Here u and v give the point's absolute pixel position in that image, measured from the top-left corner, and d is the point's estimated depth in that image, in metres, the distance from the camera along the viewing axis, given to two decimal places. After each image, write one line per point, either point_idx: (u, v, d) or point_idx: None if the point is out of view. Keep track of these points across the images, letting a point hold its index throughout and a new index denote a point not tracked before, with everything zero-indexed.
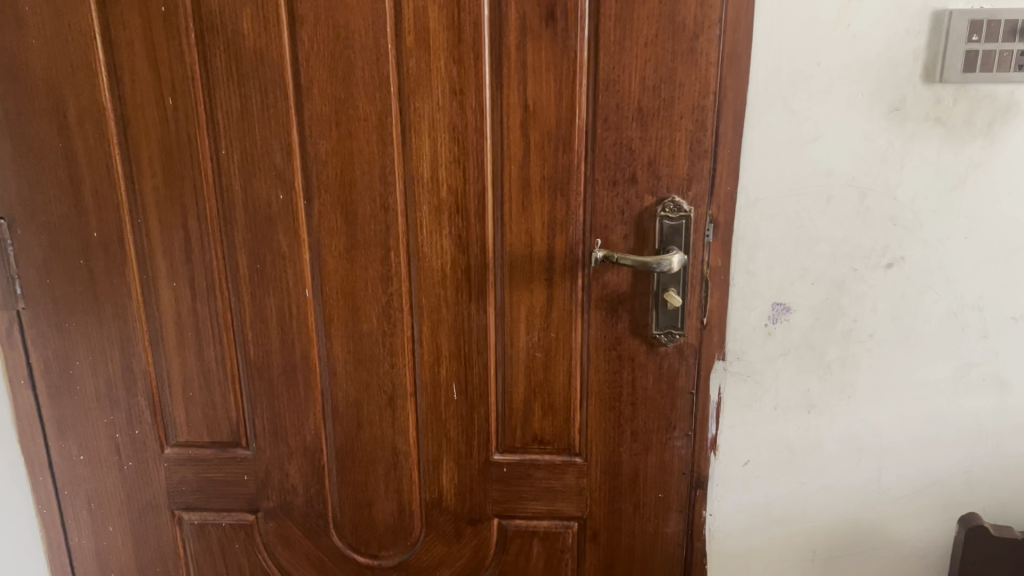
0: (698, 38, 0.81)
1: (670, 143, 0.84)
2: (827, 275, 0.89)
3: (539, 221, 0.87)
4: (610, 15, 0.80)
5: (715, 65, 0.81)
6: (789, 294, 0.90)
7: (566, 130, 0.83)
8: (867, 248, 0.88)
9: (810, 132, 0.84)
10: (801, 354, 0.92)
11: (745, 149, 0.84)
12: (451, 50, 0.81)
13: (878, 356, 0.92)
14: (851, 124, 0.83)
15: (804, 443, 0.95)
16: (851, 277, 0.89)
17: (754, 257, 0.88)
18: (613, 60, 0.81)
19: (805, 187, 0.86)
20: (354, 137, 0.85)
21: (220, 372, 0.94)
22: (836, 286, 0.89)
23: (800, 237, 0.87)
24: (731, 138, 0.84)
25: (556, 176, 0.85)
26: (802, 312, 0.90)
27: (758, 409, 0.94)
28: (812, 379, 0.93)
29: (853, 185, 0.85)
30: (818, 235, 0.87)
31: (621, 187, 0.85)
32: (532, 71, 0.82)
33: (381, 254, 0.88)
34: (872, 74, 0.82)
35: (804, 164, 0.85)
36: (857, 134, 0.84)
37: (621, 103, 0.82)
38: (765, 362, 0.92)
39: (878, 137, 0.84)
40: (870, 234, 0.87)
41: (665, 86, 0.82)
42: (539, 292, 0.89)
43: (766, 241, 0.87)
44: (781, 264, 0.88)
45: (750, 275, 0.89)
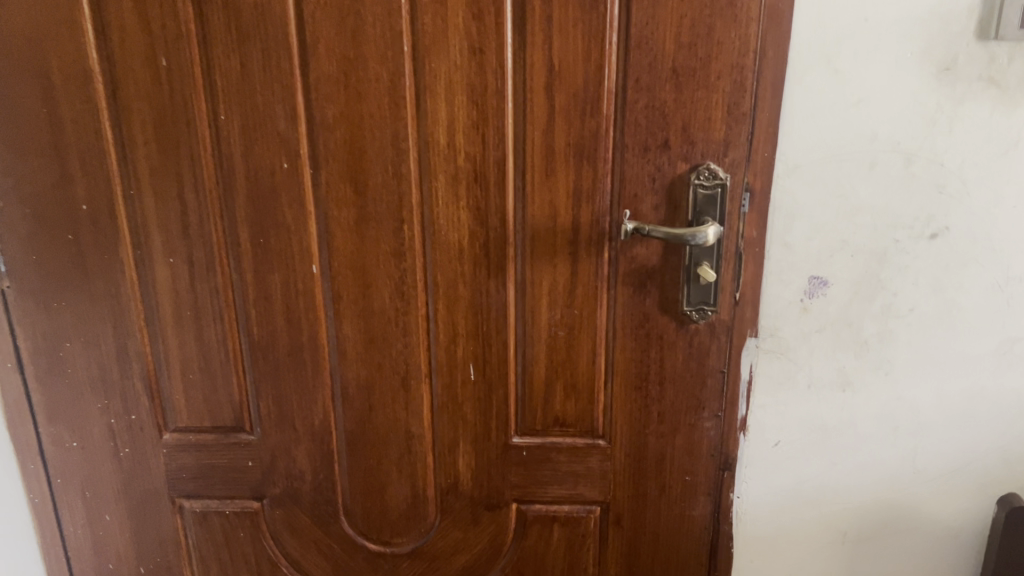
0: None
1: (706, 105, 0.77)
2: (867, 247, 0.84)
3: (564, 191, 0.81)
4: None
5: (757, 19, 0.75)
6: (827, 267, 0.84)
7: (594, 92, 0.77)
8: (911, 217, 0.82)
9: (854, 93, 0.78)
10: (838, 329, 0.87)
11: (786, 111, 0.78)
12: (470, 4, 0.75)
13: (918, 331, 0.87)
14: (899, 85, 0.78)
15: (838, 422, 0.91)
16: (893, 248, 0.84)
17: (792, 228, 0.83)
18: (646, 16, 0.74)
19: (847, 153, 0.80)
20: (364, 101, 0.78)
21: (221, 353, 0.88)
22: (878, 258, 0.84)
23: (841, 206, 0.82)
24: (771, 100, 0.78)
25: (582, 142, 0.79)
26: (840, 285, 0.85)
27: (791, 387, 0.89)
28: (849, 356, 0.88)
29: (899, 150, 0.80)
30: (860, 205, 0.82)
31: (653, 154, 0.79)
32: (558, 27, 0.75)
33: (394, 227, 0.82)
34: (923, 30, 0.76)
35: (848, 128, 0.79)
36: (904, 96, 0.78)
37: (654, 62, 0.76)
38: (799, 339, 0.87)
39: (927, 99, 0.78)
40: (914, 202, 0.82)
41: (701, 43, 0.75)
42: (562, 266, 0.84)
43: (805, 211, 0.82)
44: (820, 235, 0.83)
45: (786, 247, 0.84)
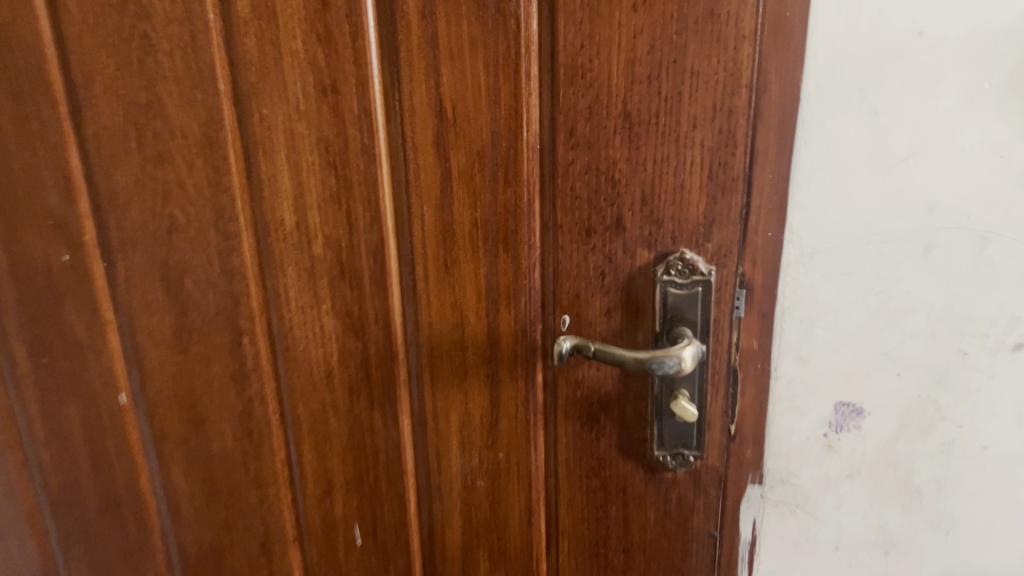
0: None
1: (678, 168, 0.51)
2: (920, 361, 0.57)
3: (472, 291, 0.55)
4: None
5: (752, 38, 0.48)
6: (862, 390, 0.58)
7: (508, 151, 0.51)
8: (985, 321, 0.55)
9: (901, 144, 0.52)
10: (878, 474, 0.60)
11: (798, 171, 0.53)
12: (311, 22, 0.49)
13: (996, 479, 0.59)
14: (974, 132, 0.51)
15: None
16: (959, 364, 0.57)
17: (809, 337, 0.57)
18: (579, 35, 0.48)
19: (891, 231, 0.54)
20: (171, 167, 0.53)
21: (13, 506, 0.65)
22: (936, 377, 0.57)
23: (881, 306, 0.56)
24: (774, 156, 0.51)
25: (494, 223, 0.53)
26: (881, 416, 0.59)
27: (811, 548, 0.63)
28: (893, 509, 0.61)
29: (969, 225, 0.53)
30: (911, 304, 0.56)
31: (601, 237, 0.53)
32: (446, 54, 0.49)
33: (230, 342, 0.57)
34: (1013, 47, 0.49)
35: (892, 195, 0.53)
36: (978, 146, 0.51)
37: (596, 105, 0.50)
38: (822, 486, 0.61)
39: (1012, 150, 0.51)
40: (990, 301, 0.55)
41: (668, 74, 0.49)
42: (476, 397, 0.57)
43: (828, 312, 0.56)
44: (851, 346, 0.57)
45: (801, 362, 0.58)
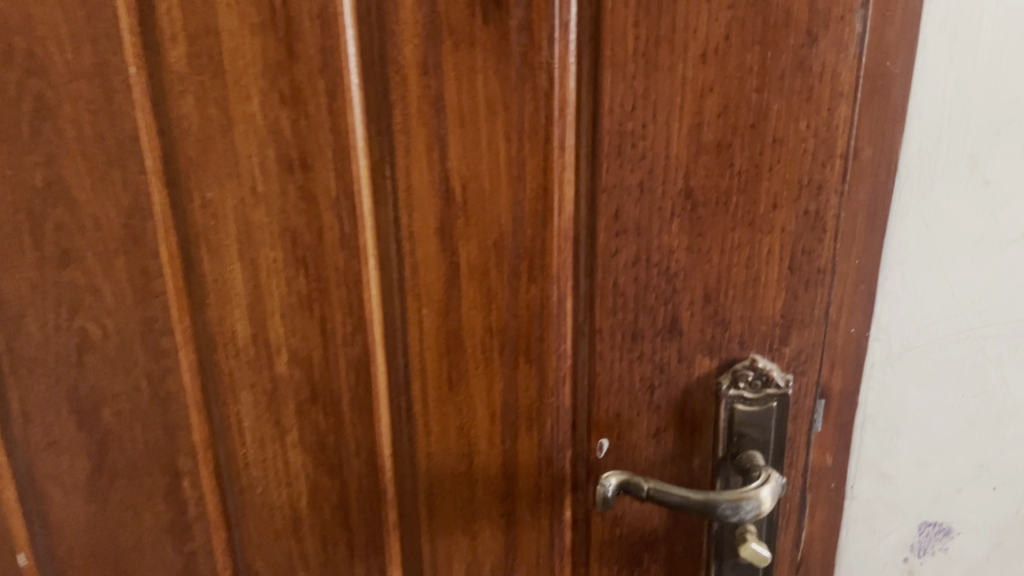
0: (819, 37, 0.36)
1: (751, 257, 0.40)
2: (1020, 471, 0.48)
3: (484, 413, 0.42)
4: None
5: (852, 96, 0.37)
6: (952, 506, 0.48)
7: (534, 240, 0.39)
8: None
9: (1016, 222, 0.42)
10: None
11: (890, 255, 0.42)
12: (270, 78, 0.36)
13: None
14: None
15: None
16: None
17: (895, 451, 0.47)
18: (629, 94, 0.37)
19: (997, 323, 0.44)
20: (82, 267, 0.41)
21: None
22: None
23: (980, 410, 0.46)
24: (863, 238, 0.41)
25: (514, 330, 0.41)
26: (970, 533, 0.49)
27: None
28: None
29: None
30: (1014, 407, 0.46)
31: (651, 342, 0.42)
32: (455, 119, 0.37)
33: (167, 484, 0.45)
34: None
35: (1001, 282, 0.43)
36: None
37: (649, 181, 0.38)
38: None
39: None
40: None
41: (745, 141, 0.38)
42: (487, 541, 0.45)
43: (918, 421, 0.46)
44: (941, 458, 0.47)
45: (884, 479, 0.47)
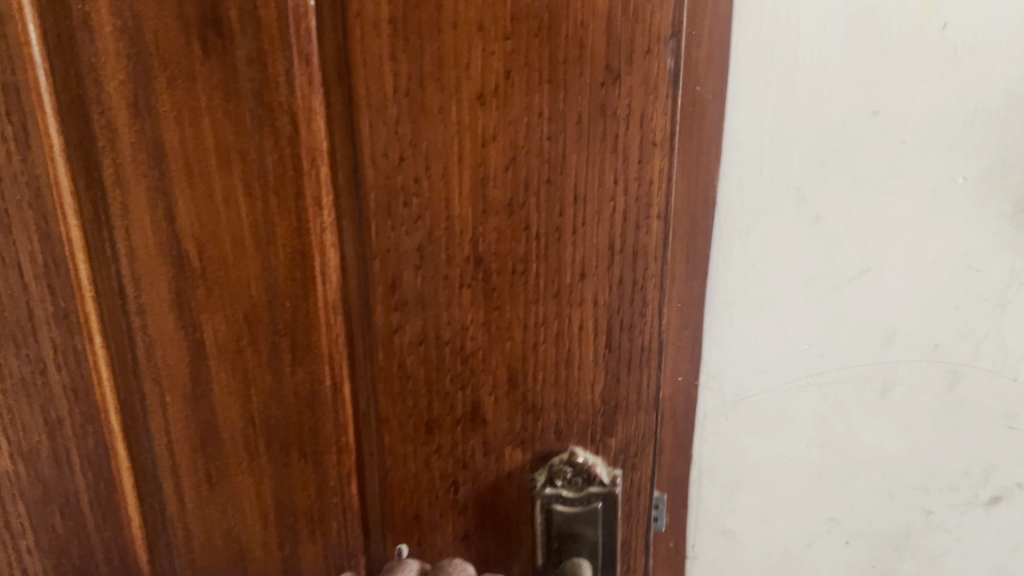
0: (621, 73, 0.29)
1: (559, 336, 0.32)
2: (876, 533, 0.41)
3: (253, 515, 0.35)
4: (379, 16, 0.28)
5: (667, 145, 0.30)
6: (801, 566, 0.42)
7: (295, 311, 0.32)
8: (959, 480, 0.40)
9: (850, 257, 0.36)
10: None
11: (714, 295, 0.37)
12: None
13: None
14: (944, 242, 0.36)
15: None
16: (921, 526, 0.41)
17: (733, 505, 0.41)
18: (385, 136, 0.30)
19: (838, 370, 0.38)
20: None
21: None
22: (895, 549, 0.42)
23: (826, 465, 0.40)
24: (681, 279, 0.36)
25: (283, 421, 0.34)
26: None
27: None
28: None
29: (935, 359, 0.38)
30: (864, 460, 0.40)
31: (448, 431, 0.34)
32: (180, 168, 0.30)
33: None
34: (997, 132, 0.34)
35: (837, 324, 0.37)
36: (951, 258, 0.36)
37: (424, 245, 0.31)
38: None
39: (992, 267, 0.36)
40: (964, 457, 0.40)
41: (540, 193, 0.30)
42: None
43: (755, 475, 0.40)
44: (787, 513, 0.41)
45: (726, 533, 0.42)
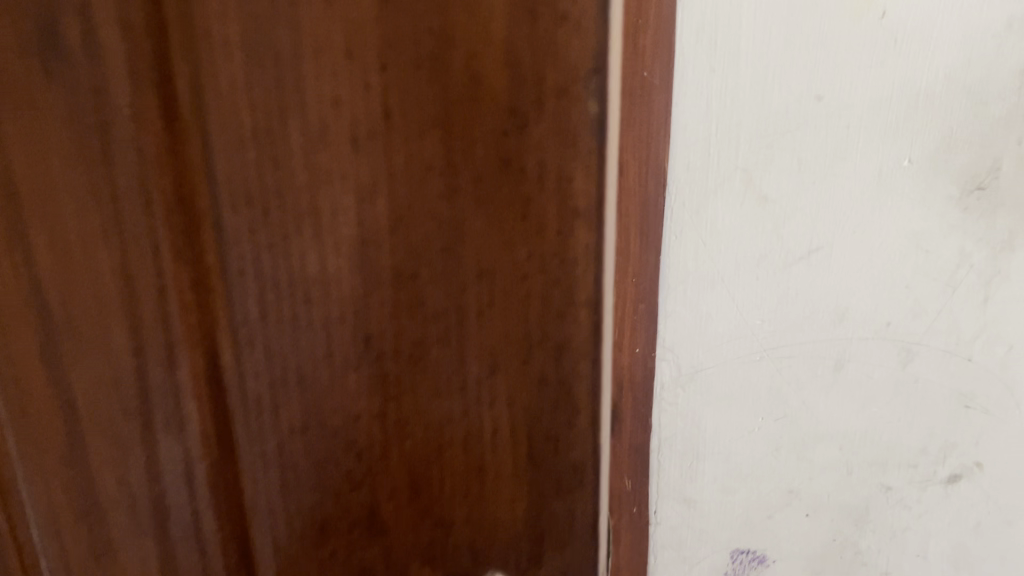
0: (532, 108, 0.55)
1: (451, 242, 0.56)
2: (729, 343, 0.61)
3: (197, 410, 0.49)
4: (231, 39, 0.44)
5: (570, 151, 0.57)
6: (687, 384, 0.61)
7: (196, 238, 0.47)
8: (778, 280, 0.59)
9: (691, 136, 0.55)
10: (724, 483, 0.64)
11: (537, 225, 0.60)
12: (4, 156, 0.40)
13: (819, 464, 0.63)
14: (745, 120, 0.55)
15: None
16: (757, 329, 0.60)
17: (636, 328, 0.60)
18: (315, 115, 0.48)
19: (692, 204, 0.57)
20: None
21: None
22: (747, 356, 0.61)
23: (691, 285, 0.59)
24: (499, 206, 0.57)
25: (198, 325, 0.48)
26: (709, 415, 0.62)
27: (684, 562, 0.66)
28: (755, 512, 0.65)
29: (751, 193, 0.57)
30: (715, 268, 0.58)
31: (513, 301, 0.58)
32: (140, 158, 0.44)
33: None
34: (770, 48, 0.53)
35: (688, 173, 0.56)
36: (751, 129, 0.55)
37: (311, 189, 0.49)
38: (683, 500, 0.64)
39: (775, 130, 0.55)
40: (777, 264, 0.59)
41: (481, 165, 0.55)
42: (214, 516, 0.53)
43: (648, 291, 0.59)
44: (673, 323, 0.60)
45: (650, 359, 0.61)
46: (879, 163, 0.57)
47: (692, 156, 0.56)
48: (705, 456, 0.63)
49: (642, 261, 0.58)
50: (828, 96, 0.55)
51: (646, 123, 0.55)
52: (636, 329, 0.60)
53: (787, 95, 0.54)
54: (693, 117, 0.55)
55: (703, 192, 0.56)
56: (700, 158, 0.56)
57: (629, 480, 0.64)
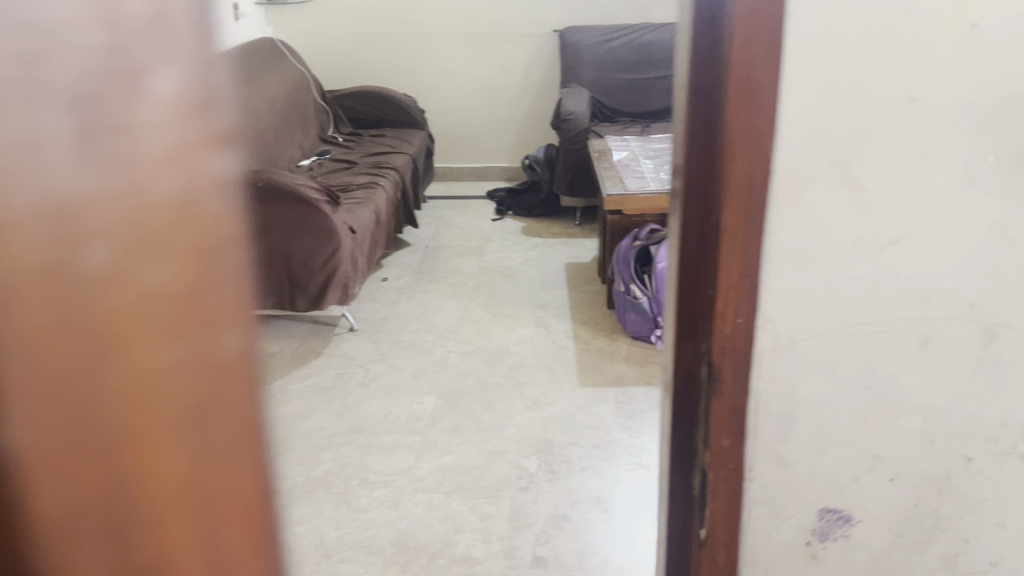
0: None
1: None
2: (822, 322, 0.64)
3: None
4: None
5: None
6: (782, 358, 0.65)
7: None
8: (867, 260, 0.62)
9: (797, 132, 0.58)
10: (818, 446, 0.68)
11: None
12: None
13: (902, 432, 0.68)
14: (847, 117, 0.58)
15: (839, 548, 0.72)
16: (848, 310, 0.64)
17: (743, 309, 0.63)
18: None
19: (797, 195, 0.60)
20: None
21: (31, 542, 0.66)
22: (838, 333, 0.64)
23: (795, 266, 0.62)
24: None
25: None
26: (802, 383, 0.66)
27: (782, 515, 0.70)
28: (846, 471, 0.69)
29: (847, 185, 0.60)
30: (816, 253, 0.62)
31: None
32: None
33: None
34: (871, 48, 0.56)
35: (795, 165, 0.59)
36: (851, 123, 0.58)
37: None
38: (778, 462, 0.68)
39: (871, 125, 0.59)
40: (868, 246, 0.62)
41: None
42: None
43: (757, 273, 0.62)
44: (775, 305, 0.63)
45: (752, 331, 0.64)
46: (964, 157, 0.60)
47: (795, 146, 0.59)
48: (799, 417, 0.67)
49: (747, 239, 0.61)
50: (921, 98, 0.58)
51: (755, 109, 0.57)
52: (739, 300, 0.63)
53: (883, 96, 0.58)
54: (798, 109, 0.58)
55: (803, 180, 0.59)
56: (804, 149, 0.59)
57: (729, 438, 0.67)
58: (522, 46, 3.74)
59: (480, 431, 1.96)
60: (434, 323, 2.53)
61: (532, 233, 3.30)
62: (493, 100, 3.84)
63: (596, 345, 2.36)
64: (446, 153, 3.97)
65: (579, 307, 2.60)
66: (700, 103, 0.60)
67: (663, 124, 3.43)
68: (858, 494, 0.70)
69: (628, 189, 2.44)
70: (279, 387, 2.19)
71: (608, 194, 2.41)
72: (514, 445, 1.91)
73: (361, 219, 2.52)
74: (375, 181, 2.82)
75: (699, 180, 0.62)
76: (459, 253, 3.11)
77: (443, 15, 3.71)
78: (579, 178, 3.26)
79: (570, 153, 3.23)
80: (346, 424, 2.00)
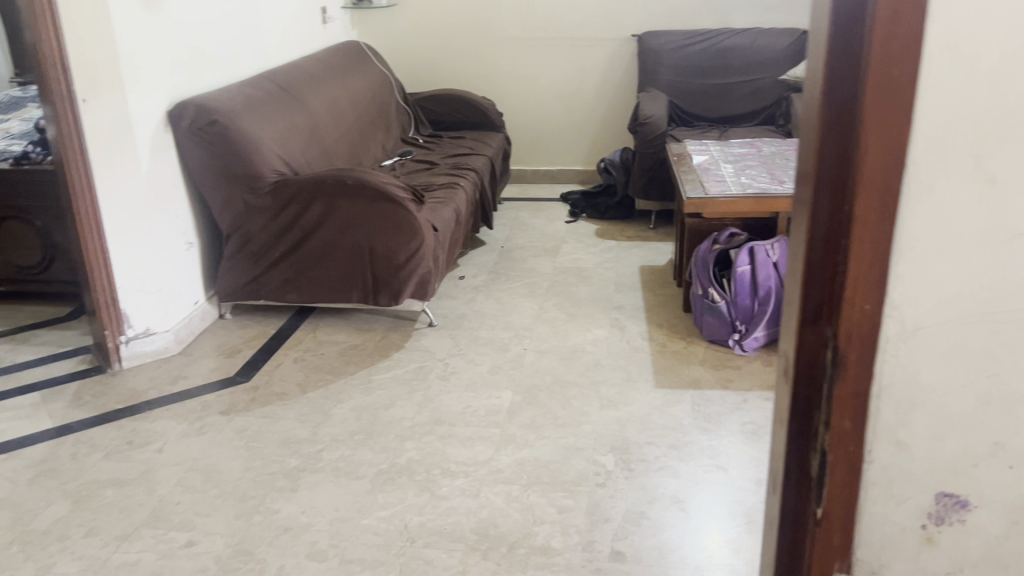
0: None
1: None
2: (952, 323, 0.57)
3: None
4: None
5: None
6: (907, 348, 0.57)
7: None
8: (1006, 257, 0.55)
9: (936, 114, 0.51)
10: (943, 432, 0.60)
11: None
12: None
13: None
14: (991, 98, 0.51)
15: (964, 540, 0.63)
16: (983, 313, 0.56)
17: (868, 305, 0.56)
18: None
19: (933, 183, 0.53)
20: None
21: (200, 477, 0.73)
22: (969, 335, 0.57)
23: (928, 255, 0.55)
24: None
25: None
26: (930, 364, 0.58)
27: (901, 500, 0.62)
28: (975, 455, 0.60)
29: (989, 173, 0.53)
30: (951, 243, 0.54)
31: None
32: None
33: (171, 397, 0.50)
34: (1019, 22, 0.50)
35: (931, 147, 0.52)
36: (993, 106, 0.52)
37: None
38: (899, 447, 0.60)
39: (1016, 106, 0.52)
40: (1007, 232, 0.55)
41: None
42: None
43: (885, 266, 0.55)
44: (903, 300, 0.56)
45: (876, 319, 0.56)
46: None
47: (937, 135, 0.52)
48: (923, 401, 0.59)
49: (878, 233, 0.54)
50: None
51: (890, 88, 0.51)
52: (864, 292, 0.55)
53: None
54: (936, 84, 0.51)
55: (939, 169, 0.52)
56: (942, 134, 0.52)
57: (849, 419, 0.59)
58: (600, 50, 3.77)
59: (557, 427, 1.99)
60: (511, 321, 2.57)
61: (607, 235, 3.32)
62: (569, 103, 3.88)
63: (672, 347, 2.38)
64: (521, 155, 4.02)
65: (654, 309, 2.62)
66: (833, 95, 0.53)
67: (741, 129, 3.42)
68: (986, 529, 0.63)
69: (708, 192, 2.44)
70: (362, 377, 2.26)
71: (688, 197, 2.42)
72: (591, 441, 1.94)
73: (443, 217, 2.58)
74: (455, 181, 2.88)
75: (827, 185, 0.55)
76: (534, 253, 3.15)
77: (522, 19, 3.76)
78: (655, 181, 3.27)
79: (647, 156, 3.25)
80: (426, 414, 2.05)
